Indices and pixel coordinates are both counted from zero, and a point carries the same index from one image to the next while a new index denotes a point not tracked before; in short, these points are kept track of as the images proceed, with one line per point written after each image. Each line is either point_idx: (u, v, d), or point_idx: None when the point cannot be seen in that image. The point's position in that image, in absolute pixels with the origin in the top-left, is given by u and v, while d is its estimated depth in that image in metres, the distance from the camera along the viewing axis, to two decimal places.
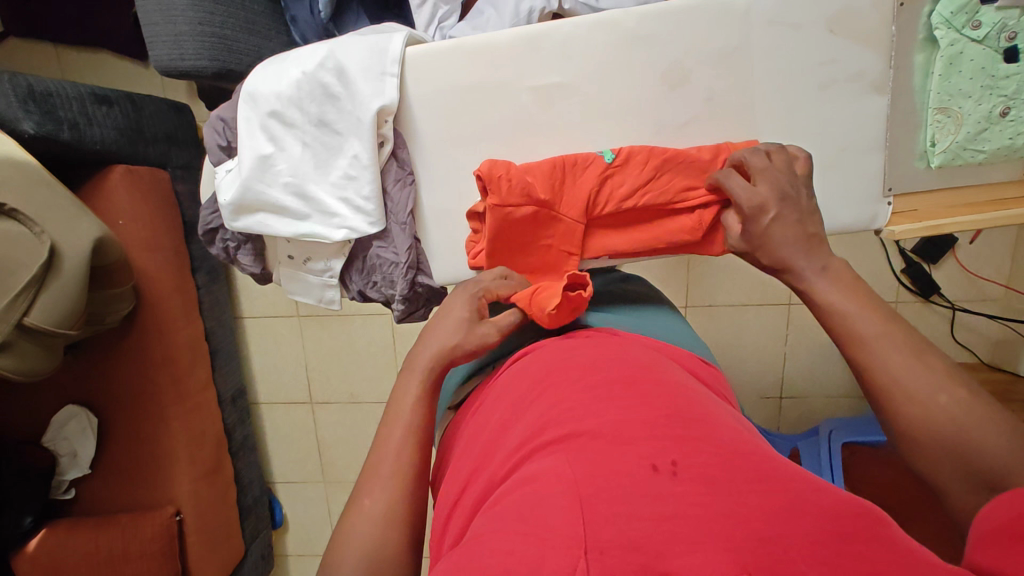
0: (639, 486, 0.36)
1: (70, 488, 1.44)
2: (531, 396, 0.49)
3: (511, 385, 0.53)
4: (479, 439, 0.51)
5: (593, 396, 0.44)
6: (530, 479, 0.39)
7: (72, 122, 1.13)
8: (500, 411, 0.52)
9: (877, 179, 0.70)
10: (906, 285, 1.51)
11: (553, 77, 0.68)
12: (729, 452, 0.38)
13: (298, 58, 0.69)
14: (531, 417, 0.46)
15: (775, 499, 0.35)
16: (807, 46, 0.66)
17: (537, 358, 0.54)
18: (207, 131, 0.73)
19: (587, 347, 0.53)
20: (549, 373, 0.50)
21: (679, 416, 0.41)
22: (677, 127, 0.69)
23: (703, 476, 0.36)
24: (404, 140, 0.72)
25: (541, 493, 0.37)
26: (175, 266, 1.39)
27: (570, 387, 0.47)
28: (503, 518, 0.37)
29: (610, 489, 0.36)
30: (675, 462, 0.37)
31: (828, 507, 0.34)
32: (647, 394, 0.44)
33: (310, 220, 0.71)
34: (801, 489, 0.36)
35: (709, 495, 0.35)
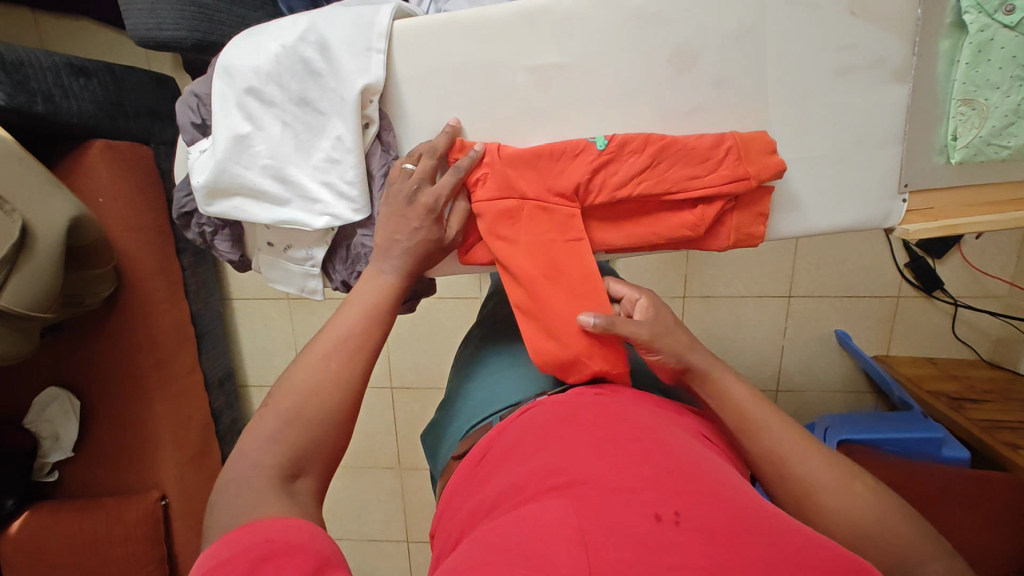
0: (643, 534, 0.39)
1: (54, 470, 1.41)
2: (541, 445, 0.52)
3: (518, 437, 0.56)
4: (482, 489, 0.53)
5: (598, 455, 0.47)
6: (537, 520, 0.41)
7: (46, 94, 1.08)
8: (508, 457, 0.54)
9: (893, 174, 0.66)
10: (908, 280, 1.48)
11: (552, 56, 0.64)
12: (731, 507, 0.41)
13: (277, 31, 0.64)
14: (536, 466, 0.49)
15: (773, 553, 0.37)
16: (826, 28, 0.61)
17: (550, 406, 0.59)
18: (181, 106, 0.69)
19: (596, 403, 0.56)
20: (559, 426, 0.53)
21: (683, 473, 0.44)
22: (683, 114, 0.65)
23: (705, 528, 0.39)
24: (391, 120, 0.68)
25: (546, 534, 0.40)
26: (159, 246, 1.34)
27: (576, 440, 0.50)
28: (506, 551, 0.39)
29: (614, 533, 0.39)
30: (677, 512, 0.40)
31: (826, 562, 0.37)
32: (651, 451, 0.47)
33: (290, 206, 0.67)
34: (802, 545, 0.38)
35: (712, 545, 0.37)
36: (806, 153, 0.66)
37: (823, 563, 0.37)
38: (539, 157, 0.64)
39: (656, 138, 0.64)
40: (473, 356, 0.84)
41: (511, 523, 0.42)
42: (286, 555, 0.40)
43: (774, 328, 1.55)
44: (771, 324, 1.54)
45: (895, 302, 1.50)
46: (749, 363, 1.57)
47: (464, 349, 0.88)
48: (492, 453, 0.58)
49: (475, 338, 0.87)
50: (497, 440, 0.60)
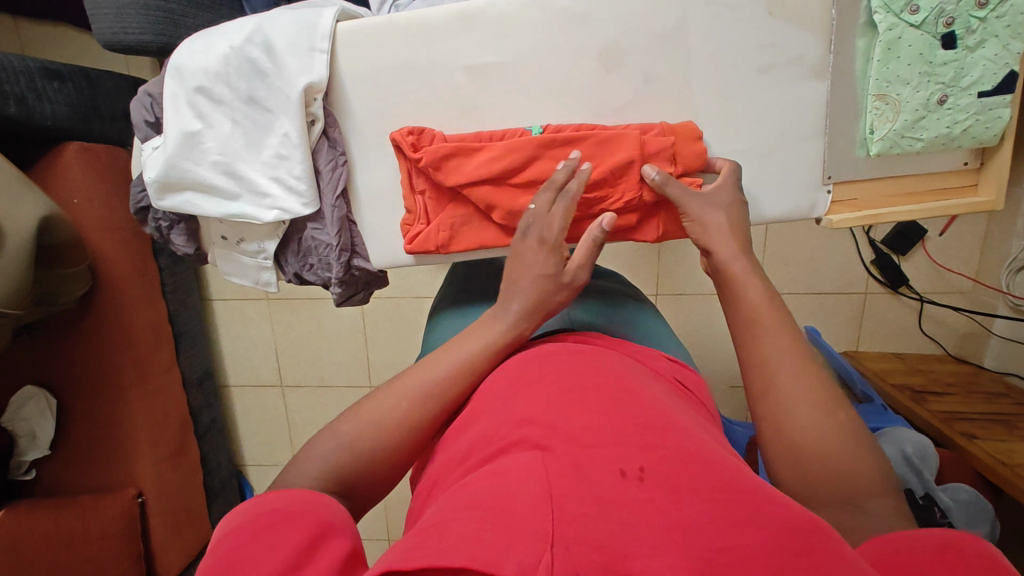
0: (605, 489, 0.39)
1: (32, 469, 1.43)
2: (511, 396, 0.52)
3: (489, 385, 0.56)
4: (449, 445, 0.53)
5: (565, 403, 0.47)
6: (507, 476, 0.42)
7: (19, 97, 1.10)
8: (473, 415, 0.54)
9: (817, 167, 0.69)
10: (875, 277, 1.51)
11: (489, 56, 0.67)
12: (695, 460, 0.41)
13: (225, 32, 0.67)
14: (504, 418, 0.49)
15: (735, 508, 0.37)
16: (746, 27, 0.64)
17: (518, 363, 0.57)
18: (136, 106, 0.71)
19: (568, 356, 0.55)
20: (530, 378, 0.53)
21: (649, 427, 0.44)
22: (615, 110, 0.68)
23: (667, 482, 0.39)
24: (337, 119, 0.70)
25: (514, 492, 0.40)
26: (136, 246, 1.37)
27: (544, 391, 0.50)
28: (471, 509, 0.40)
29: (578, 489, 0.39)
30: (642, 468, 0.40)
31: (788, 520, 0.36)
32: (616, 403, 0.47)
33: (241, 200, 0.70)
34: (765, 498, 0.38)
35: (673, 501, 0.38)
36: (734, 146, 0.69)
37: (783, 518, 0.37)
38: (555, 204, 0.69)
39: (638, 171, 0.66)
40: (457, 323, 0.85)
41: (479, 480, 0.43)
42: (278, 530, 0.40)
43: None
44: None
45: (862, 298, 1.53)
46: None
47: (443, 315, 0.89)
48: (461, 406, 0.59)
49: (453, 302, 0.90)
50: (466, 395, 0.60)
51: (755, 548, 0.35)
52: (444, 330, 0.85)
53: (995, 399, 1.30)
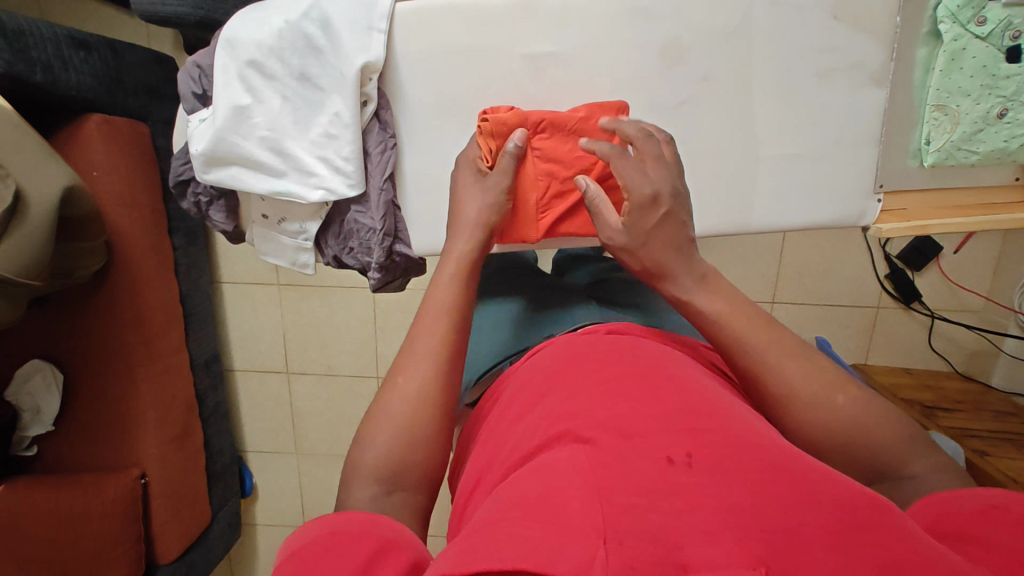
0: (655, 478, 0.39)
1: (33, 444, 1.41)
2: (549, 387, 0.52)
3: (530, 378, 0.56)
4: (498, 433, 0.54)
5: (606, 393, 0.47)
6: (549, 469, 0.42)
7: (46, 64, 1.08)
8: (519, 404, 0.54)
9: (869, 175, 0.69)
10: (888, 291, 1.52)
11: (547, 46, 0.66)
12: (744, 444, 0.40)
13: (281, 6, 0.66)
14: (545, 410, 0.49)
15: (789, 488, 0.37)
16: (809, 31, 0.64)
17: (556, 355, 0.57)
18: (184, 77, 0.70)
19: (604, 346, 0.55)
20: (564, 370, 0.53)
21: (693, 412, 0.44)
22: (671, 106, 0.67)
23: (715, 467, 0.39)
24: (389, 101, 0.69)
25: (559, 484, 0.40)
26: (151, 223, 1.35)
27: (583, 382, 0.50)
28: (520, 504, 0.40)
29: (625, 480, 0.39)
30: (689, 454, 0.40)
31: (844, 498, 0.36)
32: (656, 388, 0.47)
33: (286, 178, 0.68)
34: (819, 478, 0.38)
35: (724, 486, 0.38)
36: (787, 150, 0.68)
37: (841, 495, 0.37)
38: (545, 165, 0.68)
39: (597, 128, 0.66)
40: (493, 314, 0.85)
41: (525, 474, 0.43)
42: (343, 549, 0.41)
43: None
44: None
45: (875, 312, 1.54)
46: None
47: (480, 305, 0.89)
48: (502, 398, 0.59)
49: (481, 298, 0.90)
50: (508, 385, 0.61)
51: (815, 527, 0.34)
52: (480, 319, 0.85)
53: (1005, 418, 1.31)
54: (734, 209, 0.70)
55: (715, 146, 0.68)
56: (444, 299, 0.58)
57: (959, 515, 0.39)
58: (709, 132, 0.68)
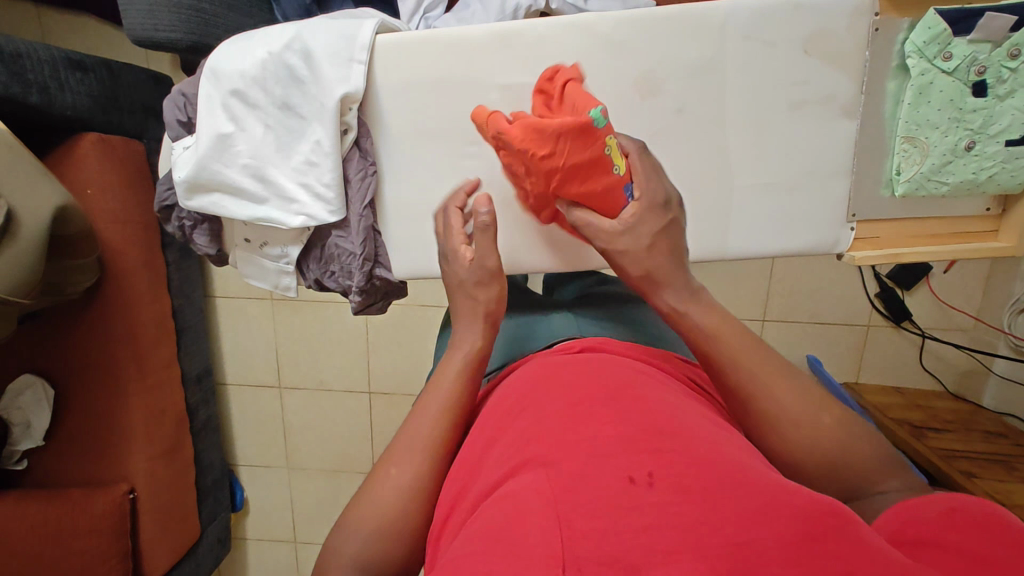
0: (617, 500, 0.40)
1: (23, 458, 1.41)
2: (518, 410, 0.52)
3: (502, 401, 0.57)
4: (470, 453, 0.53)
5: (574, 414, 0.48)
6: (513, 495, 0.42)
7: (42, 86, 1.10)
8: (494, 428, 0.53)
9: (841, 205, 0.70)
10: (879, 309, 1.52)
11: (525, 77, 0.67)
12: (702, 461, 0.41)
13: (264, 38, 0.68)
14: (514, 433, 0.49)
15: (744, 502, 0.38)
16: (780, 64, 0.65)
17: (529, 374, 0.57)
18: (169, 105, 0.71)
19: (577, 364, 0.56)
20: (535, 390, 0.53)
21: (655, 432, 0.44)
22: (646, 136, 0.68)
23: (677, 486, 0.39)
24: (369, 130, 0.71)
25: (524, 508, 0.40)
26: (144, 239, 1.36)
27: (553, 402, 0.50)
28: (485, 535, 0.40)
29: (586, 502, 0.40)
30: (650, 474, 0.41)
31: (798, 508, 0.37)
32: (624, 408, 0.48)
33: (268, 204, 0.70)
34: (777, 491, 0.39)
35: (684, 504, 0.38)
36: (761, 179, 0.69)
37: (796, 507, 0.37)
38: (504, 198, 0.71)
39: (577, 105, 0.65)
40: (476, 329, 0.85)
41: (490, 504, 0.43)
42: None
43: None
44: None
45: (865, 330, 1.54)
46: None
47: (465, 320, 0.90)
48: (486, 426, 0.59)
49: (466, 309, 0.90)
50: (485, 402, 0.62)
51: (769, 540, 0.35)
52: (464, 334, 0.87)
53: (994, 439, 1.31)
54: (709, 236, 0.71)
55: (689, 174, 0.69)
56: (436, 404, 0.57)
57: (924, 522, 0.38)
58: (685, 161, 0.69)
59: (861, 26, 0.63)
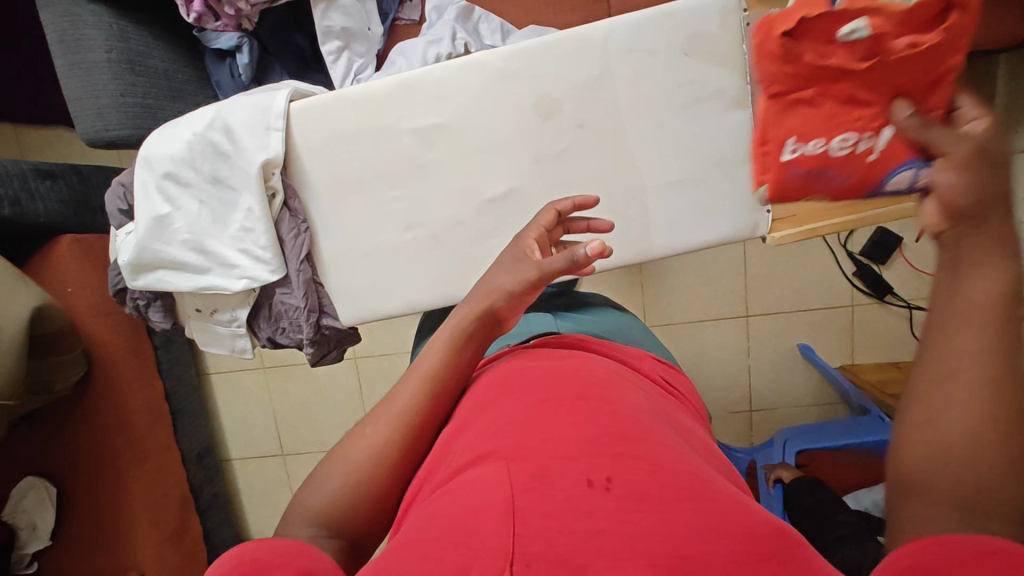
0: (572, 501, 0.36)
1: (35, 561, 1.38)
2: (488, 403, 0.48)
3: (472, 391, 0.52)
4: (431, 443, 0.49)
5: (539, 415, 0.44)
6: (470, 489, 0.38)
7: (14, 198, 1.16)
8: (460, 416, 0.49)
9: (752, 190, 0.73)
10: (859, 288, 1.51)
11: (431, 118, 0.72)
12: (670, 471, 0.38)
13: (189, 121, 0.73)
14: (477, 427, 0.45)
15: (702, 514, 0.35)
16: (665, 69, 0.69)
17: (496, 370, 0.53)
18: (110, 198, 0.76)
19: (552, 362, 0.52)
20: (501, 384, 0.50)
21: (624, 437, 0.41)
22: (553, 155, 0.72)
23: (636, 493, 0.36)
24: (296, 189, 0.75)
25: (476, 502, 0.37)
26: (129, 328, 1.41)
27: (522, 399, 0.46)
28: (434, 527, 0.36)
29: (542, 501, 0.36)
30: (610, 479, 0.38)
31: (752, 526, 0.34)
32: (592, 410, 0.44)
33: (210, 273, 0.74)
34: (733, 505, 0.36)
35: (642, 512, 0.35)
36: (672, 177, 0.72)
37: (750, 523, 0.35)
38: (433, 235, 0.75)
39: (896, 33, 0.40)
40: None
41: (448, 496, 0.39)
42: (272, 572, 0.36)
43: (737, 347, 1.57)
44: (733, 345, 1.58)
45: (850, 310, 1.53)
46: (717, 385, 1.60)
47: None
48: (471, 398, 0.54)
49: None
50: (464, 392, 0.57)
51: (728, 552, 0.32)
52: None
53: None
54: (634, 240, 0.74)
55: (603, 183, 0.73)
56: (429, 365, 0.51)
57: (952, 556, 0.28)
58: (595, 173, 0.72)
59: (732, 22, 0.67)
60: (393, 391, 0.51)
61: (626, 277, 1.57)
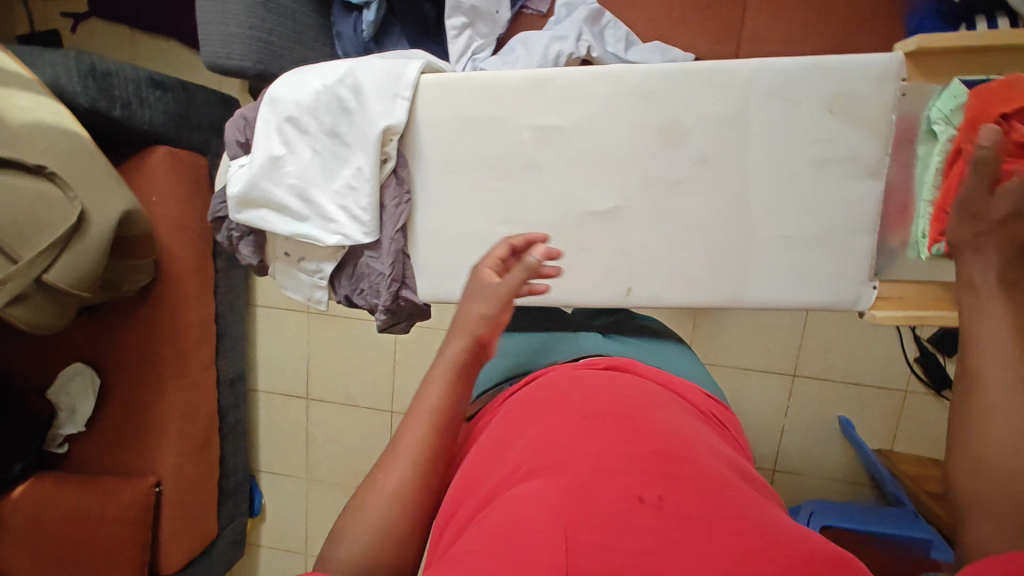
0: (624, 517, 0.38)
1: (65, 442, 1.49)
2: (534, 419, 0.50)
3: (518, 404, 0.55)
4: (479, 452, 0.52)
5: (588, 429, 0.46)
6: (522, 497, 0.40)
7: (125, 101, 1.21)
8: (506, 432, 0.52)
9: (865, 263, 0.70)
10: (917, 375, 1.45)
11: (554, 119, 0.71)
12: (714, 495, 0.40)
13: (321, 71, 0.74)
14: (528, 440, 0.47)
15: (751, 539, 0.37)
16: (805, 122, 0.67)
17: (543, 385, 0.56)
18: (230, 126, 0.78)
19: (598, 379, 0.54)
20: (545, 402, 0.52)
21: (668, 454, 0.43)
22: (668, 184, 0.71)
23: (686, 513, 0.38)
24: (407, 160, 0.76)
25: (530, 511, 0.39)
26: (198, 247, 1.46)
27: (570, 413, 0.48)
28: (490, 535, 0.38)
29: (594, 513, 0.38)
30: (660, 496, 0.40)
31: (800, 550, 0.36)
32: (640, 428, 0.46)
33: (308, 222, 0.75)
34: (780, 530, 0.38)
35: (692, 530, 0.37)
36: (782, 232, 0.70)
37: (799, 548, 0.37)
38: (526, 233, 0.75)
39: None
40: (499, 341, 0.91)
41: (499, 502, 0.41)
42: None
43: (776, 406, 1.53)
44: (773, 402, 1.54)
45: (904, 396, 1.47)
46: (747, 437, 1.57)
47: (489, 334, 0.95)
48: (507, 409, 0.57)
49: None
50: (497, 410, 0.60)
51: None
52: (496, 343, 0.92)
53: None
54: (727, 285, 0.73)
55: (711, 222, 0.71)
56: (430, 404, 0.55)
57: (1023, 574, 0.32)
58: (705, 210, 0.71)
59: (887, 90, 0.64)
60: (398, 436, 0.55)
61: (679, 311, 1.55)
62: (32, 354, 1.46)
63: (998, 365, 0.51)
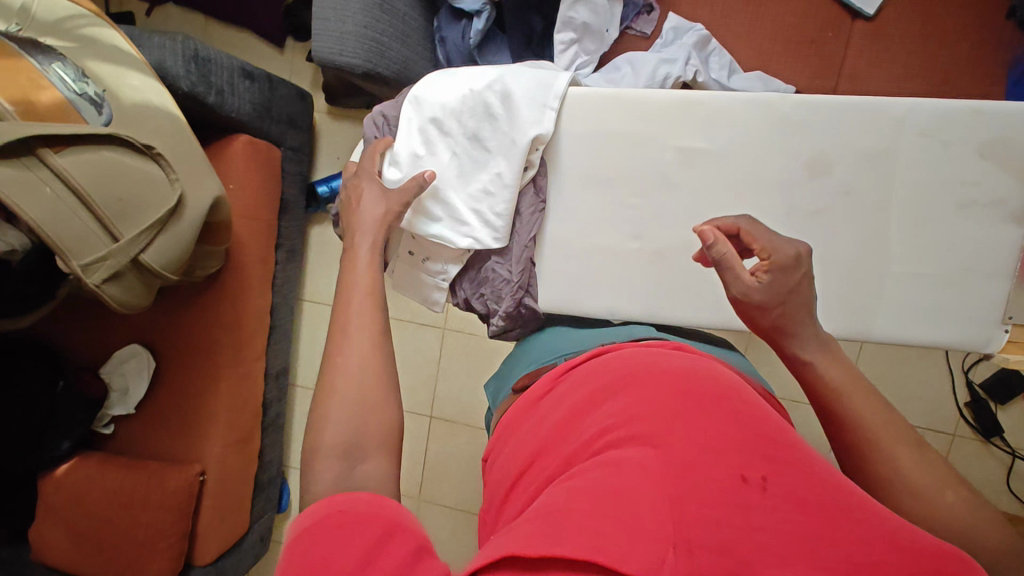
0: (728, 495, 0.36)
1: (111, 423, 1.45)
2: (615, 389, 0.48)
3: (595, 373, 0.52)
4: (557, 417, 0.50)
5: (683, 401, 0.43)
6: (622, 467, 0.38)
7: (219, 88, 1.21)
8: (587, 399, 0.49)
9: (998, 307, 0.70)
10: (966, 419, 1.42)
11: (700, 141, 0.72)
12: (823, 483, 0.37)
13: (469, 76, 0.75)
14: (614, 409, 0.45)
15: (866, 529, 0.34)
16: (955, 165, 0.68)
17: (621, 356, 0.53)
18: (367, 123, 0.79)
19: (678, 355, 0.52)
20: (632, 365, 0.50)
21: (770, 436, 0.41)
22: (809, 214, 0.71)
23: (795, 497, 0.36)
24: (545, 170, 0.77)
25: (631, 483, 0.37)
26: (263, 237, 1.46)
27: (659, 382, 0.46)
28: (592, 499, 0.37)
29: (700, 489, 0.37)
30: (765, 477, 0.37)
31: (918, 546, 0.34)
32: (739, 406, 0.43)
33: (441, 223, 0.75)
34: (893, 524, 0.36)
35: (802, 515, 0.35)
36: (918, 270, 0.71)
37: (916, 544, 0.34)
38: (658, 252, 0.76)
39: None
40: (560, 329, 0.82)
41: (592, 468, 0.40)
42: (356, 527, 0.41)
43: None
44: None
45: (949, 439, 1.42)
46: None
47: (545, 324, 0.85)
48: (573, 380, 0.54)
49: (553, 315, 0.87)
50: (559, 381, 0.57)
51: (891, 569, 0.32)
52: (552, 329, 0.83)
53: None
54: (857, 318, 0.73)
55: (848, 255, 0.72)
56: (360, 300, 0.60)
57: None
58: (844, 242, 0.71)
59: None
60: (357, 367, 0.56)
61: None
62: (88, 331, 1.45)
63: (855, 393, 0.56)
